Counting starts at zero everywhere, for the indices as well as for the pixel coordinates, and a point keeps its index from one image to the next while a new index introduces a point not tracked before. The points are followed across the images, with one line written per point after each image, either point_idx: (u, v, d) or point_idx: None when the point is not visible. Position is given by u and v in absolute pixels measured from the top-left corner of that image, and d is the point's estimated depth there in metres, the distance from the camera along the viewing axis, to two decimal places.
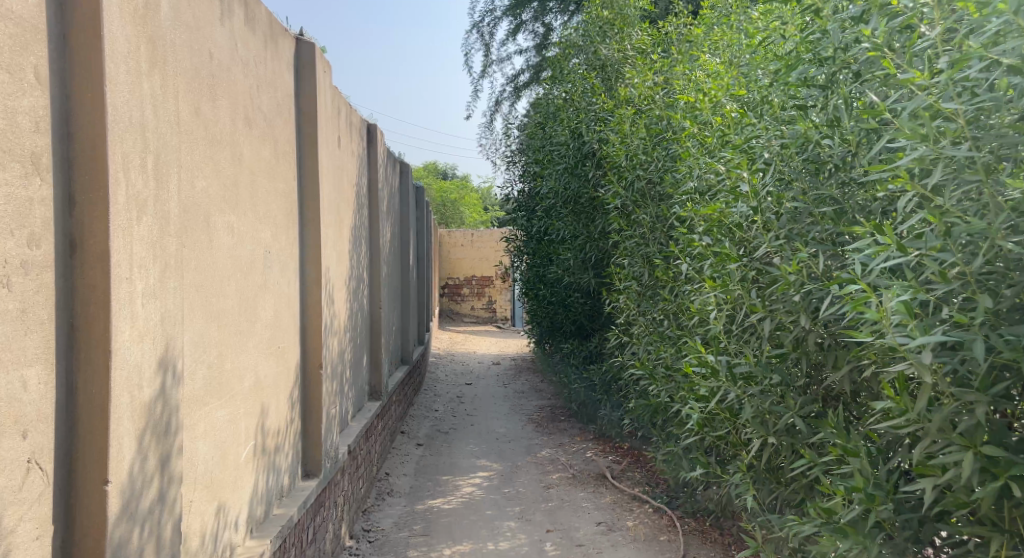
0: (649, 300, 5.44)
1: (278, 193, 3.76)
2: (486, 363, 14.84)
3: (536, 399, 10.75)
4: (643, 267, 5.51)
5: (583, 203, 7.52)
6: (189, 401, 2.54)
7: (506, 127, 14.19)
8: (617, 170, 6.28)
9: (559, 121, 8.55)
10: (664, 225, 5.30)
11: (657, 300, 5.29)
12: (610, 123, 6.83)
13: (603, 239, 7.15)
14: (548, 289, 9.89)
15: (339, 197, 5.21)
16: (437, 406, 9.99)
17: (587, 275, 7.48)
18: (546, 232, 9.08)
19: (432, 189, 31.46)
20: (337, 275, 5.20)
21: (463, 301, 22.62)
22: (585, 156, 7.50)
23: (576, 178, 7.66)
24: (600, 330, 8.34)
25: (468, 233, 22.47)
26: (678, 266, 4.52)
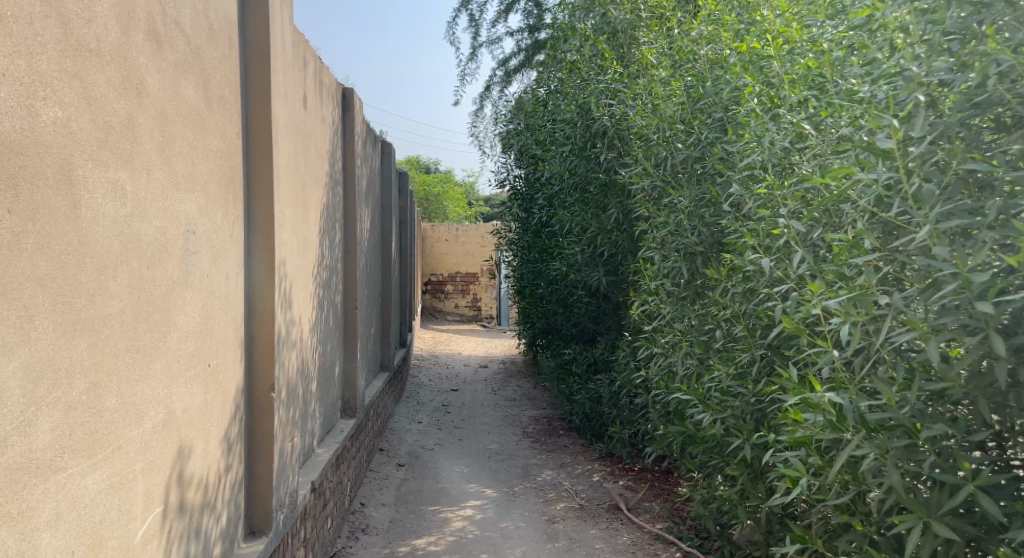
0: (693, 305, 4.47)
1: (212, 152, 2.72)
2: (472, 366, 13.82)
3: (531, 409, 9.77)
4: (684, 264, 4.54)
5: (594, 190, 6.52)
6: (12, 473, 1.56)
7: (496, 112, 13.18)
8: (642, 149, 5.29)
9: (560, 97, 7.51)
10: (711, 214, 4.40)
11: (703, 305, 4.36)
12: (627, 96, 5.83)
13: (618, 231, 6.20)
14: (546, 287, 8.85)
15: (303, 170, 4.16)
16: (421, 417, 8.95)
17: (597, 272, 6.54)
18: (547, 223, 8.04)
19: (415, 182, 30.36)
20: (300, 269, 4.15)
21: (447, 299, 21.55)
22: (593, 135, 6.47)
23: (583, 160, 6.64)
24: (609, 335, 7.41)
25: (453, 227, 21.42)
26: (743, 264, 3.54)
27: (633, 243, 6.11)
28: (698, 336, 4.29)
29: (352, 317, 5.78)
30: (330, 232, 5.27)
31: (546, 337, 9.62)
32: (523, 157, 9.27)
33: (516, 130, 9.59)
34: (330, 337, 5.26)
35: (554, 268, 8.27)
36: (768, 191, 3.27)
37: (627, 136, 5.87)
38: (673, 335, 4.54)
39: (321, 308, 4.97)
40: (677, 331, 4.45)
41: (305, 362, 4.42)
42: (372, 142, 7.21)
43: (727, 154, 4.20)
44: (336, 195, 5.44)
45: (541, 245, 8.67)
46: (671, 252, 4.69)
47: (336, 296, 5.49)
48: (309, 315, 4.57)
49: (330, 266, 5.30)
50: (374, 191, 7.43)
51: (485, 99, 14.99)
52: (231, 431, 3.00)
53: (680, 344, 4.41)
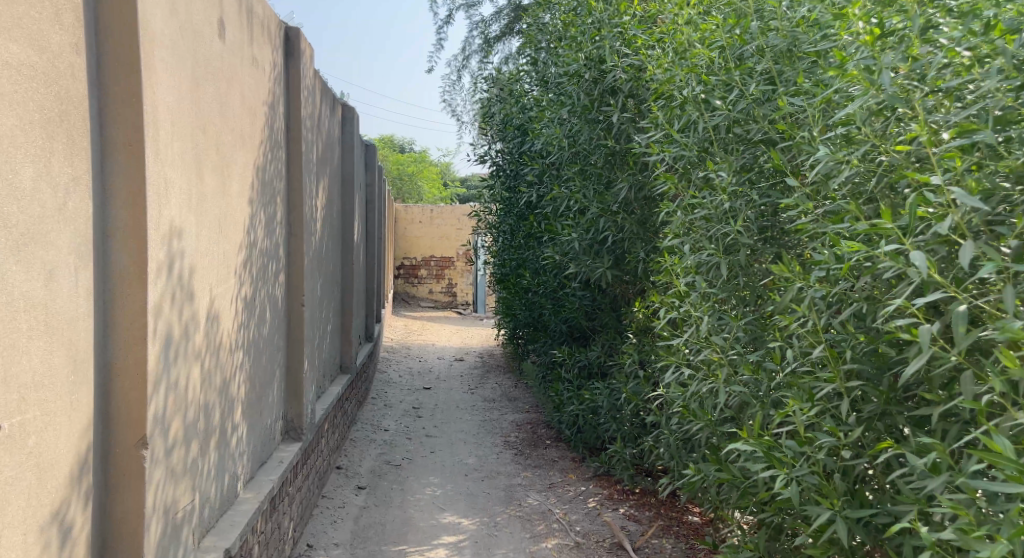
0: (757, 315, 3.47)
1: (6, 67, 1.62)
2: (446, 359, 12.75)
3: (512, 411, 8.76)
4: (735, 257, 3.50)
5: (598, 163, 5.52)
6: None
7: (476, 82, 12.11)
8: (667, 107, 4.25)
9: (552, 56, 6.43)
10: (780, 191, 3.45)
11: (766, 315, 3.40)
12: (652, 48, 4.80)
13: (632, 212, 5.25)
14: (534, 275, 7.83)
15: (216, 124, 3.06)
16: (389, 424, 7.87)
17: (605, 259, 5.56)
18: (538, 202, 6.99)
19: (389, 161, 29.12)
20: (210, 259, 3.04)
21: (421, 284, 20.42)
22: (603, 93, 5.42)
23: (587, 128, 5.60)
24: (610, 332, 6.44)
25: (427, 208, 20.31)
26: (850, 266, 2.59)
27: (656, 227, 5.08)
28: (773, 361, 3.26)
29: (299, 316, 4.68)
30: (264, 208, 4.16)
31: (532, 332, 8.58)
32: (506, 129, 8.17)
33: (495, 99, 8.49)
34: (267, 343, 4.16)
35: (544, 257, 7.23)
36: (907, 157, 2.24)
37: (648, 96, 4.84)
38: (723, 353, 3.50)
39: (250, 308, 3.86)
40: (732, 344, 3.43)
41: (225, 382, 3.32)
42: (326, 102, 6.09)
43: (794, 107, 3.17)
44: (273, 162, 4.33)
45: (530, 230, 7.64)
46: (716, 242, 3.66)
47: (276, 291, 4.38)
48: (230, 319, 3.46)
49: (265, 252, 4.19)
50: (330, 160, 6.31)
51: (464, 69, 13.91)
52: (68, 514, 1.91)
53: (741, 364, 3.38)
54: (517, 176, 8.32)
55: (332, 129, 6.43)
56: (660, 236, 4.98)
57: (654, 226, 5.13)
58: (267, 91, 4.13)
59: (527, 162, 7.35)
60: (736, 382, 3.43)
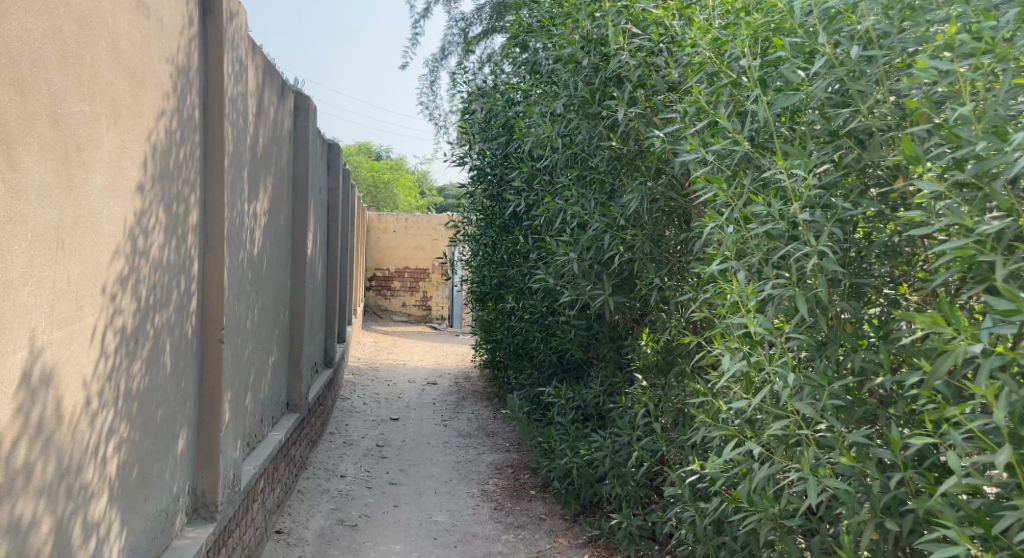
0: (855, 377, 2.45)
1: None
2: (418, 383, 11.64)
3: (491, 450, 7.67)
4: (826, 291, 2.49)
5: (600, 167, 4.42)
6: None
7: (455, 82, 11.13)
8: (703, 86, 3.24)
9: (542, 37, 5.36)
10: (894, 208, 2.51)
11: (871, 378, 2.38)
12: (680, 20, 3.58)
13: (646, 227, 4.22)
14: (521, 296, 6.77)
15: (43, 79, 1.99)
16: (347, 468, 6.76)
17: (607, 283, 4.52)
18: (526, 212, 5.94)
19: (363, 168, 27.99)
20: (30, 288, 1.95)
21: (393, 297, 19.28)
22: (607, 83, 4.14)
23: (586, 125, 4.40)
24: (614, 368, 5.43)
25: (402, 218, 19.22)
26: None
27: (687, 250, 4.07)
28: (889, 446, 2.24)
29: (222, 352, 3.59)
30: (167, 211, 3.08)
31: (517, 360, 7.53)
32: (489, 128, 7.12)
33: (476, 95, 7.44)
34: (165, 391, 3.08)
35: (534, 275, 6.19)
36: None
37: (667, 88, 3.73)
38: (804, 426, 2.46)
39: (136, 349, 2.77)
40: (820, 417, 2.36)
41: (61, 473, 2.22)
42: (269, 84, 5.03)
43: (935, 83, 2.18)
44: (183, 149, 3.25)
45: (516, 245, 6.59)
46: (791, 271, 2.65)
47: (185, 321, 3.30)
48: (86, 370, 2.38)
49: (169, 269, 3.10)
50: (275, 154, 5.27)
51: (443, 67, 12.90)
52: None
53: (835, 446, 2.32)
54: (500, 183, 7.27)
55: (279, 120, 5.39)
56: (690, 261, 3.94)
57: (677, 244, 4.12)
58: (168, 51, 3.06)
59: (513, 166, 6.31)
60: (825, 471, 2.39)
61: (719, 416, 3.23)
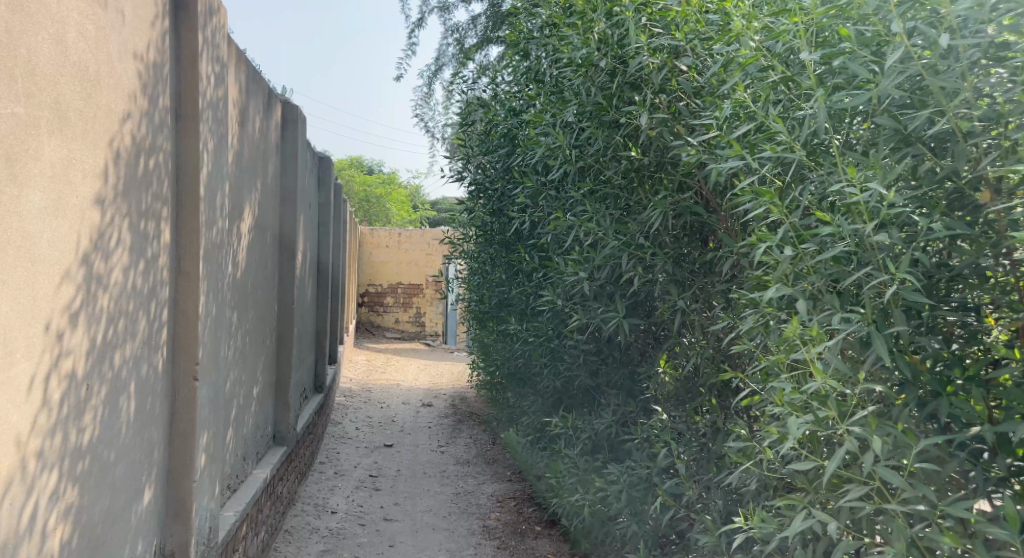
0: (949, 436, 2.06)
1: None
2: (412, 405, 11.21)
3: (491, 479, 7.25)
4: (907, 328, 2.14)
5: (614, 179, 4.00)
6: None
7: (451, 94, 10.76)
8: (746, 83, 2.83)
9: (541, 42, 4.93)
10: (987, 231, 2.14)
11: (970, 435, 2.00)
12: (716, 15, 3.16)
13: (671, 243, 3.83)
14: (526, 318, 6.36)
15: None
16: (338, 503, 6.34)
17: (621, 303, 4.10)
18: (531, 228, 5.54)
19: (356, 182, 27.61)
20: None
21: (386, 313, 18.84)
22: (624, 87, 3.68)
23: (599, 133, 3.95)
24: (629, 395, 5.04)
25: (395, 232, 18.81)
26: None
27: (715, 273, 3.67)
28: (1001, 524, 1.85)
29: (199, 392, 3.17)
30: (134, 231, 2.65)
31: (519, 385, 7.12)
32: (489, 139, 6.72)
33: (474, 105, 7.05)
34: (129, 442, 2.64)
35: (541, 293, 5.80)
36: None
37: (700, 92, 3.31)
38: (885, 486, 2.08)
39: (92, 398, 2.34)
40: (908, 480, 1.97)
41: None
42: (254, 91, 4.63)
43: None
44: (152, 159, 2.82)
45: (518, 263, 6.20)
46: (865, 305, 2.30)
47: (154, 358, 2.87)
48: (20, 429, 1.96)
49: (135, 301, 2.68)
50: (261, 168, 4.87)
51: (437, 79, 12.53)
52: None
53: (930, 518, 1.93)
54: (501, 199, 6.86)
55: (266, 131, 4.99)
56: (724, 285, 3.57)
57: (700, 263, 3.75)
58: (132, 46, 2.64)
59: (516, 181, 5.93)
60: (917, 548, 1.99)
61: (764, 463, 2.84)
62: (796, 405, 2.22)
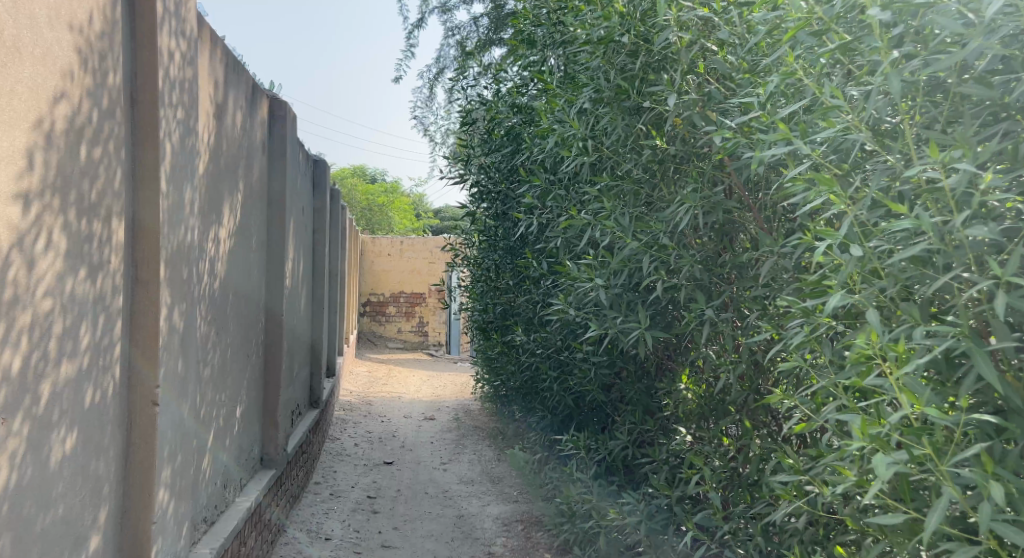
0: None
1: None
2: (414, 419, 10.79)
3: (497, 499, 6.83)
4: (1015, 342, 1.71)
5: (636, 172, 3.61)
6: None
7: (452, 96, 10.39)
8: (794, 54, 2.53)
9: (544, 31, 4.50)
10: None
11: None
12: None
13: (700, 243, 3.48)
14: (533, 328, 5.95)
15: None
16: (333, 529, 5.92)
17: (642, 311, 3.70)
18: (539, 231, 5.14)
19: (358, 190, 27.24)
20: None
21: (388, 323, 18.43)
22: (649, 69, 3.35)
23: (620, 120, 3.57)
24: (646, 412, 4.63)
25: (397, 240, 18.42)
26: None
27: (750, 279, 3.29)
28: None
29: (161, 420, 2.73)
30: (72, 234, 2.23)
31: (526, 399, 6.71)
32: (491, 138, 6.33)
33: (476, 102, 6.66)
34: (64, 486, 2.21)
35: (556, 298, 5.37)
36: None
37: (742, 70, 2.94)
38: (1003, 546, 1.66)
39: (7, 439, 1.91)
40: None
41: None
42: (233, 83, 4.21)
43: None
44: (97, 150, 2.39)
45: (525, 270, 5.80)
46: (954, 316, 1.88)
47: (104, 382, 2.45)
48: None
49: (77, 317, 2.25)
50: (243, 165, 4.46)
51: (438, 81, 12.16)
52: None
53: None
54: (506, 201, 6.44)
55: (249, 127, 4.58)
56: (760, 291, 3.15)
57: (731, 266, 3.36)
58: (69, 15, 2.22)
59: (521, 180, 5.52)
60: None
61: (817, 500, 2.42)
62: (884, 442, 1.74)
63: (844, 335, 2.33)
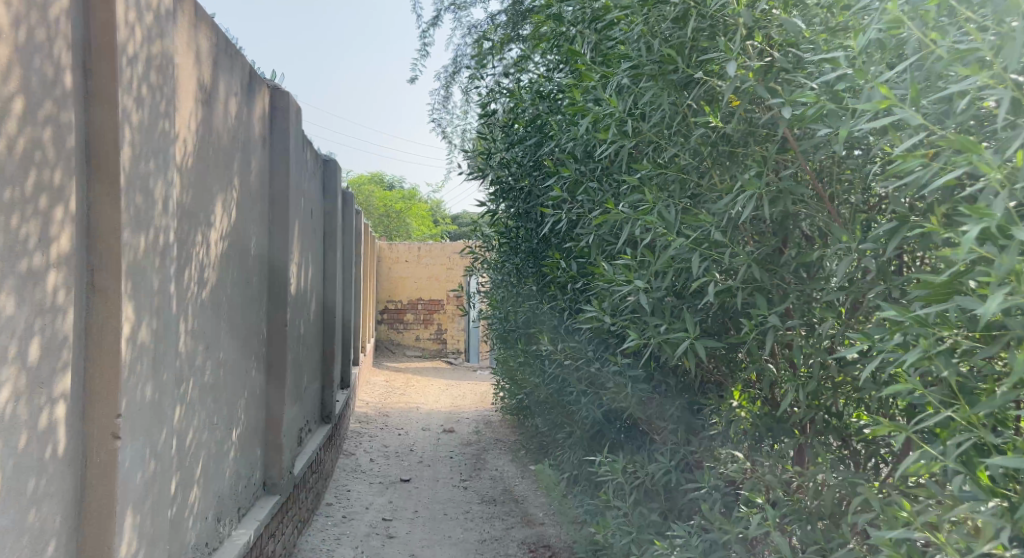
0: None
1: None
2: (433, 431, 10.32)
3: (521, 521, 6.34)
4: None
5: (685, 156, 3.13)
6: None
7: (469, 94, 9.93)
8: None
9: (572, 6, 4.04)
10: None
11: None
12: None
13: (759, 238, 3.00)
14: (560, 337, 5.47)
15: None
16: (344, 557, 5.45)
17: (689, 318, 3.22)
18: (568, 230, 4.67)
19: (375, 196, 26.86)
20: None
21: (406, 330, 17.99)
22: (701, 32, 2.92)
23: (666, 95, 3.09)
24: (691, 432, 4.14)
25: (414, 246, 17.99)
26: None
27: (823, 279, 2.80)
28: None
29: (127, 457, 2.29)
30: None
31: (552, 413, 6.22)
32: (512, 130, 5.85)
33: (495, 93, 6.19)
34: None
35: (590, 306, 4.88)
36: None
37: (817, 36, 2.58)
38: None
39: None
40: None
41: None
42: (226, 66, 3.77)
43: None
44: (29, 130, 1.95)
45: (551, 274, 5.32)
46: None
47: (43, 415, 1.99)
48: None
49: None
50: (238, 161, 4.01)
51: (455, 80, 11.71)
52: None
53: None
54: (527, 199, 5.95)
55: (246, 118, 4.14)
56: (837, 294, 2.66)
57: (796, 266, 2.88)
58: None
59: (546, 174, 5.03)
60: None
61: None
62: None
63: (970, 351, 1.85)
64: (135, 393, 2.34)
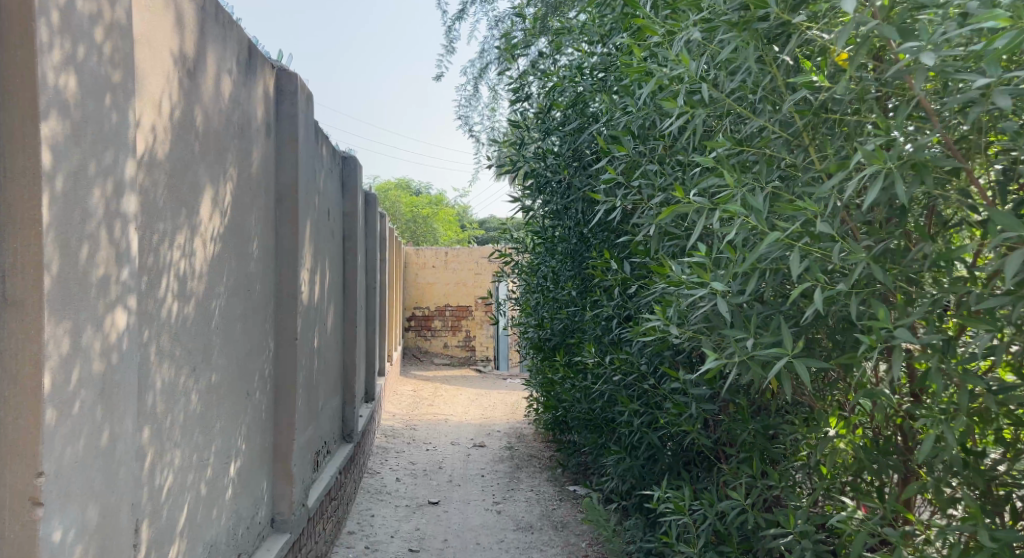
0: None
1: None
2: (463, 447, 9.71)
3: (562, 552, 5.70)
4: None
5: (774, 131, 2.42)
6: None
7: (498, 88, 9.36)
8: None
9: None
10: None
11: None
12: None
13: (877, 228, 2.37)
14: (608, 347, 4.85)
15: None
16: None
17: (784, 330, 2.59)
18: (623, 225, 4.06)
19: (401, 201, 26.35)
20: None
21: (433, 338, 17.41)
22: None
23: (751, 49, 2.33)
24: (771, 463, 3.51)
25: (441, 251, 17.44)
26: None
27: (981, 278, 2.20)
28: None
29: (58, 523, 1.74)
30: None
31: (596, 432, 5.58)
32: (547, 117, 5.24)
33: (528, 77, 5.58)
34: None
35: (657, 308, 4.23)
36: None
37: None
38: None
39: None
40: None
41: None
42: (217, 36, 3.20)
43: None
44: None
45: (598, 276, 4.71)
46: None
47: None
48: None
49: None
50: (233, 149, 3.41)
51: (482, 77, 11.14)
52: None
53: None
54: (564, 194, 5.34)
55: (242, 100, 3.55)
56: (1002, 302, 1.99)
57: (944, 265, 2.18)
58: None
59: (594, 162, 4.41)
60: None
61: None
62: None
63: None
64: (71, 437, 1.79)
